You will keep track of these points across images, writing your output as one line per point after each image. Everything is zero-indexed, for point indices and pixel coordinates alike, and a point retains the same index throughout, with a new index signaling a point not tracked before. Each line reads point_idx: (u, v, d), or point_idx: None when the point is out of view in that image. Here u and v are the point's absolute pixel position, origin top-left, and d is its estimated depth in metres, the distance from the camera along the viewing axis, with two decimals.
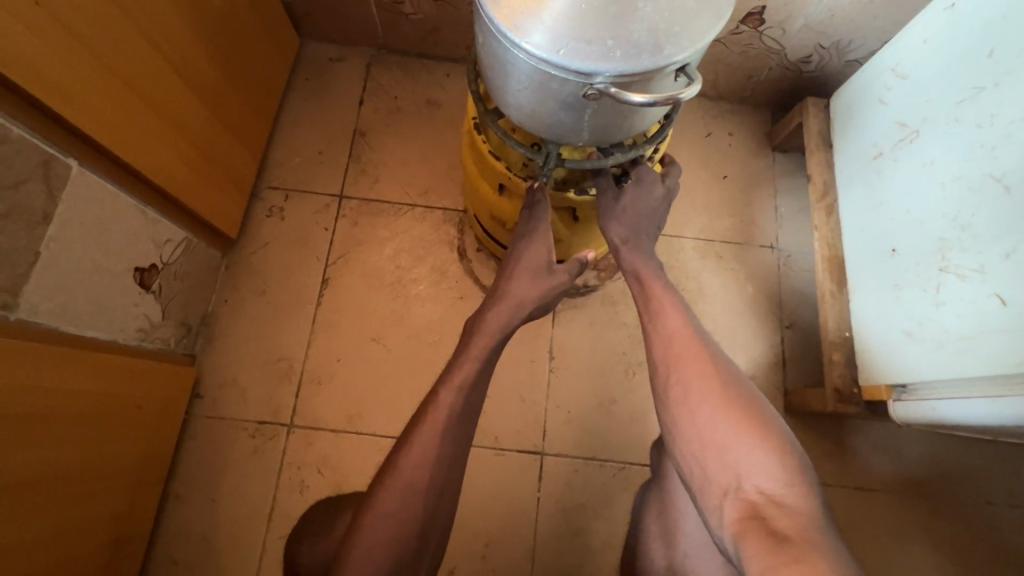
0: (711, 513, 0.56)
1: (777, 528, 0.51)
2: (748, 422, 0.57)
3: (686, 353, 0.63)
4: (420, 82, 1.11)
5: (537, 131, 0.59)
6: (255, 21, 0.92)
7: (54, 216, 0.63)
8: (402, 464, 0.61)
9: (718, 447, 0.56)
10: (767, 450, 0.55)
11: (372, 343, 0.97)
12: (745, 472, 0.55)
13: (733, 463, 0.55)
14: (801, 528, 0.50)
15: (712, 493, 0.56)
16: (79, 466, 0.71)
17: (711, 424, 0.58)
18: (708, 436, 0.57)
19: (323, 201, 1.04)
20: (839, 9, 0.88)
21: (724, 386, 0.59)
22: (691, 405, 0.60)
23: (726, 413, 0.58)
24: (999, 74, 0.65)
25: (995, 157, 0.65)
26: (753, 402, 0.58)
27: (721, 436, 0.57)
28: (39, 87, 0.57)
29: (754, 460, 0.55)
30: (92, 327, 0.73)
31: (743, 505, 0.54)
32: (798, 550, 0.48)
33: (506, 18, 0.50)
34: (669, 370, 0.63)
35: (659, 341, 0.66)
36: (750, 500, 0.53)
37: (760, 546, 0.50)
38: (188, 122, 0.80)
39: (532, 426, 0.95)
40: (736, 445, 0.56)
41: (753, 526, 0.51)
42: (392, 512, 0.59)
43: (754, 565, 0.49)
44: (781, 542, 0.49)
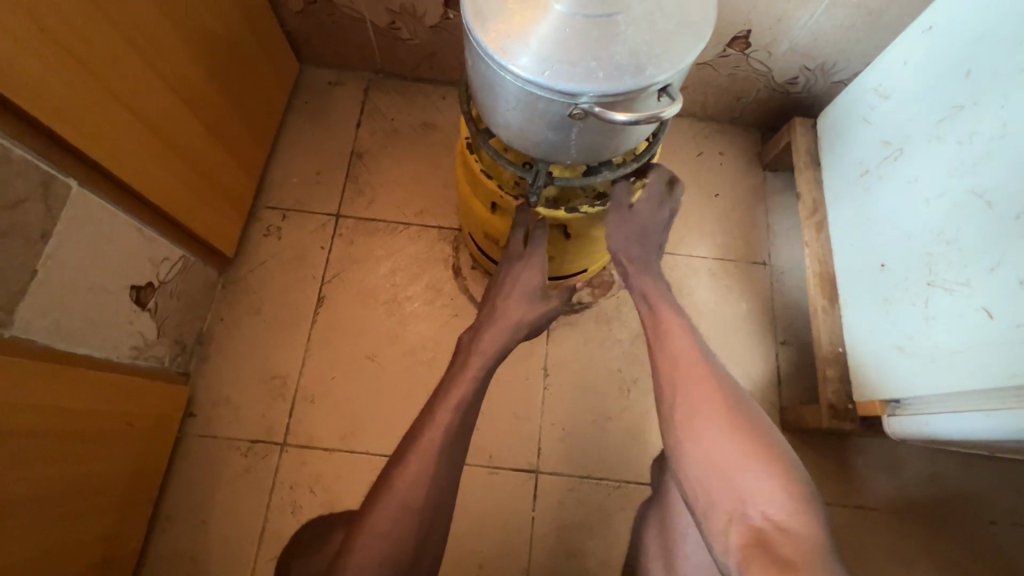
0: (715, 538, 0.55)
1: (781, 552, 0.51)
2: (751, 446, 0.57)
3: (691, 376, 0.63)
4: (416, 105, 1.13)
5: (526, 150, 0.61)
6: (254, 44, 0.95)
7: (51, 234, 0.64)
8: (397, 481, 0.60)
9: (720, 472, 0.56)
10: (769, 475, 0.55)
11: (367, 361, 0.97)
12: (749, 498, 0.54)
13: (737, 489, 0.55)
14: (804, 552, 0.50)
15: (719, 514, 0.56)
16: (69, 485, 0.70)
17: (715, 447, 0.57)
18: (712, 460, 0.57)
19: (319, 220, 1.05)
20: (821, 32, 0.91)
21: (727, 410, 0.59)
22: (695, 427, 0.59)
23: (731, 437, 0.57)
24: (976, 93, 0.67)
25: (978, 173, 0.66)
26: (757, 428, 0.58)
27: (724, 461, 0.57)
28: (41, 108, 0.59)
29: (759, 485, 0.54)
30: (86, 345, 0.73)
31: (744, 530, 0.53)
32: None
33: (493, 42, 0.51)
34: (675, 389, 0.63)
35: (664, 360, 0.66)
36: (751, 524, 0.53)
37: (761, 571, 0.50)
38: (186, 142, 0.81)
39: (527, 444, 0.94)
40: (738, 469, 0.56)
41: (753, 550, 0.52)
42: (384, 531, 0.58)
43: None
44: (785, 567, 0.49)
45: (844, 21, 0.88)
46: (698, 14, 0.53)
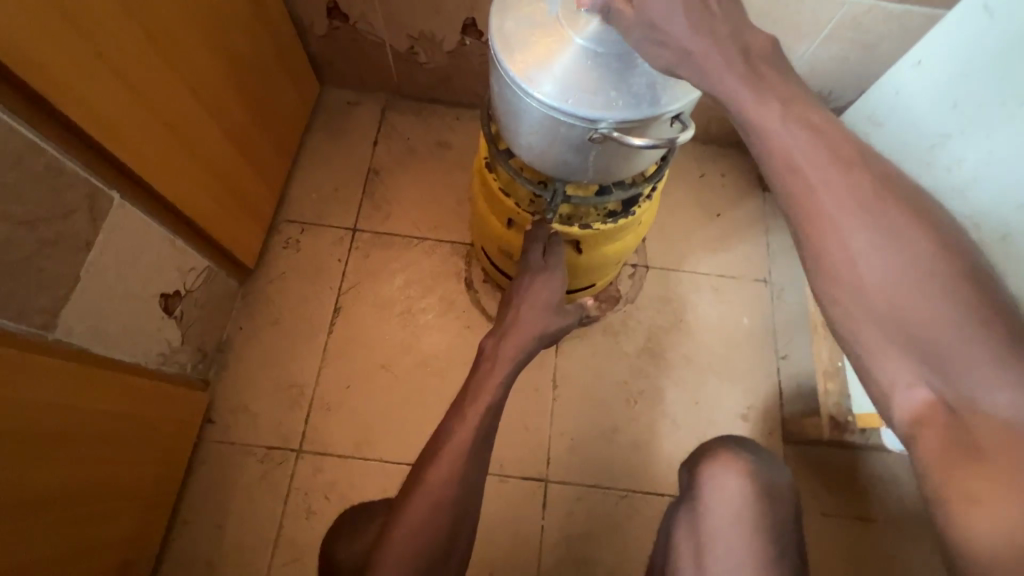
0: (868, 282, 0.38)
1: (995, 447, 0.34)
2: (956, 299, 0.35)
3: (841, 193, 0.38)
4: (431, 125, 1.18)
5: (545, 170, 0.65)
6: (280, 67, 1.01)
7: (95, 243, 0.68)
8: (429, 478, 0.63)
9: (902, 345, 0.36)
10: (996, 352, 0.34)
11: (382, 370, 1.00)
12: (954, 373, 0.35)
13: (934, 361, 0.36)
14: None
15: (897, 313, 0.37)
16: (95, 485, 0.72)
17: (898, 307, 0.36)
18: (890, 323, 0.36)
19: (336, 234, 1.09)
20: (818, 62, 0.97)
21: (912, 244, 0.37)
22: (855, 284, 0.37)
23: (924, 287, 0.36)
24: (963, 124, 0.72)
25: (967, 199, 0.72)
26: (958, 268, 0.36)
27: (914, 322, 0.36)
28: (94, 126, 0.63)
29: (971, 357, 0.35)
30: (118, 350, 0.76)
31: (931, 411, 0.36)
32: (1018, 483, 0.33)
33: (520, 70, 0.55)
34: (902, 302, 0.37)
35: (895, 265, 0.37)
36: (943, 403, 0.36)
37: (953, 476, 0.35)
38: (217, 157, 0.86)
39: (537, 453, 0.97)
40: (934, 331, 0.35)
41: (945, 448, 0.35)
42: (419, 524, 0.61)
43: (970, 515, 0.34)
44: (991, 470, 0.34)
45: (839, 53, 0.94)
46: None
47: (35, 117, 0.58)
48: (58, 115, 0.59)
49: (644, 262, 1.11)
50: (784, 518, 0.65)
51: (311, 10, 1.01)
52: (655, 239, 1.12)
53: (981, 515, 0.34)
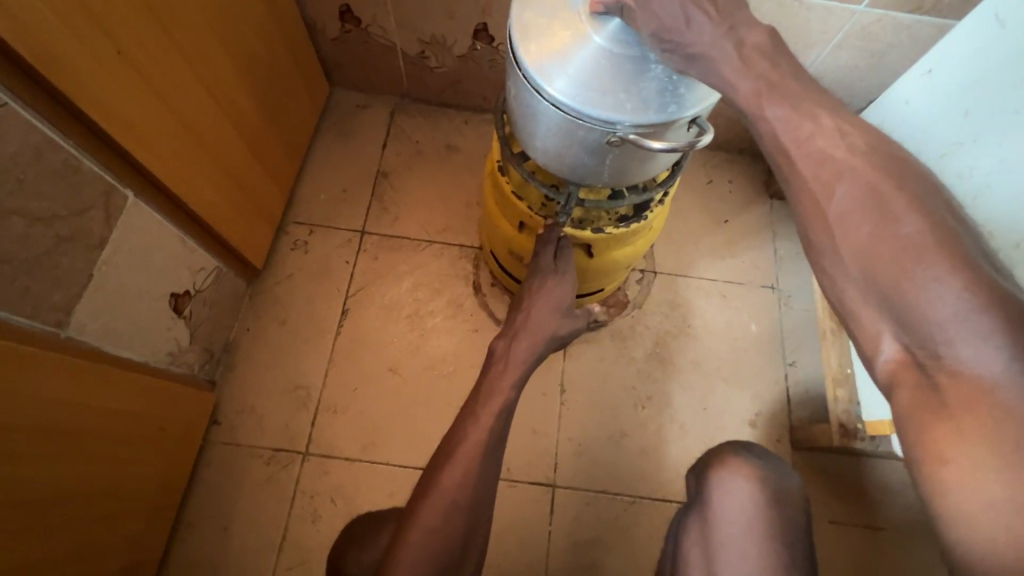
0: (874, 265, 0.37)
1: (964, 404, 0.33)
2: (926, 256, 0.35)
3: (822, 163, 0.39)
4: (440, 128, 1.19)
5: (560, 172, 0.65)
6: (293, 69, 1.01)
7: (108, 241, 0.68)
8: (444, 480, 0.63)
9: (875, 303, 0.37)
10: (966, 308, 0.33)
11: (389, 373, 1.00)
12: (924, 332, 0.35)
13: (902, 319, 0.35)
14: (1007, 418, 0.32)
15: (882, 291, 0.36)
16: (102, 485, 0.72)
17: (870, 268, 0.37)
18: (866, 284, 0.37)
19: (345, 236, 1.09)
20: (828, 70, 0.97)
21: (887, 204, 0.37)
22: (830, 247, 0.39)
23: (895, 246, 0.36)
24: (974, 132, 0.72)
25: (977, 206, 0.72)
26: (937, 226, 0.35)
27: (883, 280, 0.36)
28: (113, 124, 0.63)
29: (939, 313, 0.34)
30: (128, 349, 0.76)
31: (902, 367, 0.36)
32: (988, 441, 0.32)
33: (543, 70, 0.55)
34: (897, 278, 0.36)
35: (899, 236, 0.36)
36: (914, 360, 0.35)
37: (925, 432, 0.35)
38: (229, 157, 0.86)
39: (544, 458, 0.96)
40: (900, 288, 0.35)
41: (918, 405, 0.35)
42: (434, 527, 0.60)
43: (943, 471, 0.34)
44: (961, 426, 0.33)
45: (849, 61, 0.95)
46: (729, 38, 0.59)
47: (53, 113, 0.58)
48: (77, 114, 0.59)
49: (652, 267, 1.11)
50: (797, 524, 0.65)
51: (323, 13, 1.02)
52: (663, 245, 1.13)
53: (952, 471, 0.33)
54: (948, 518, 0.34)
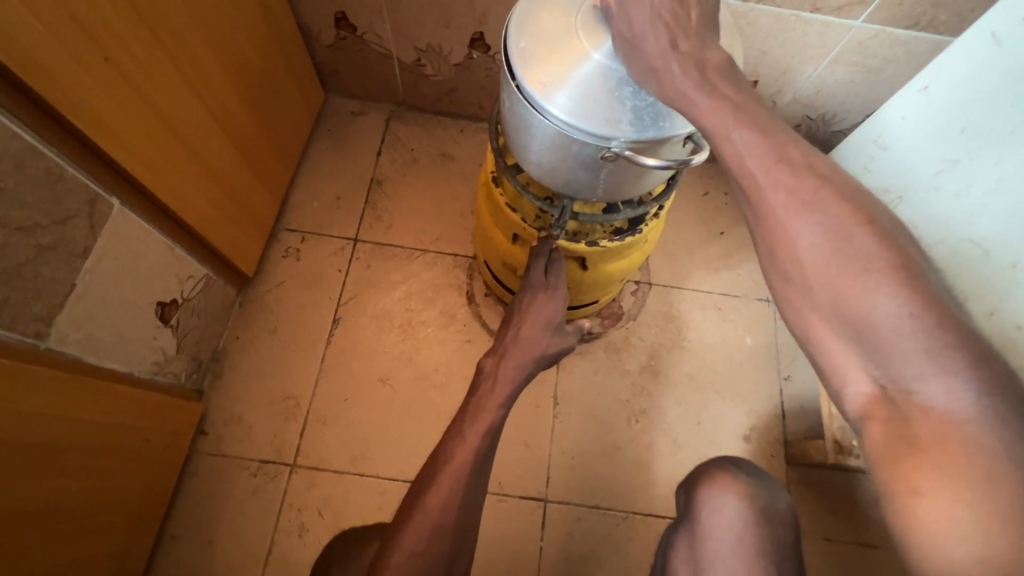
0: (838, 294, 0.36)
1: (933, 437, 0.33)
2: (901, 284, 0.34)
3: (791, 185, 0.38)
4: (435, 136, 1.18)
5: (554, 186, 0.64)
6: (286, 74, 1.00)
7: (92, 250, 0.66)
8: (429, 500, 0.62)
9: (843, 338, 0.36)
10: (936, 345, 0.33)
11: (380, 384, 0.98)
12: (894, 365, 0.34)
13: (871, 352, 0.35)
14: (978, 453, 0.31)
15: (840, 321, 0.36)
16: (83, 499, 0.70)
17: (838, 302, 0.36)
18: (835, 317, 0.36)
19: (337, 244, 1.08)
20: (824, 84, 0.97)
21: (853, 239, 0.36)
22: (799, 280, 0.38)
23: (866, 279, 0.35)
24: (972, 149, 0.71)
25: (974, 223, 0.71)
26: (904, 263, 0.35)
27: (852, 315, 0.35)
28: (99, 133, 0.62)
29: (908, 350, 0.33)
30: (112, 359, 0.75)
31: (873, 403, 0.35)
32: (961, 476, 0.31)
33: (537, 88, 0.55)
34: (858, 313, 0.35)
35: (855, 265, 0.35)
36: (886, 395, 0.35)
37: (897, 467, 0.33)
38: (220, 165, 0.85)
39: (537, 472, 0.95)
40: (871, 319, 0.34)
41: (889, 441, 0.34)
42: (418, 550, 0.59)
43: (917, 508, 0.32)
44: (936, 463, 0.32)
45: (844, 76, 0.95)
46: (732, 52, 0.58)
47: (34, 118, 0.56)
48: (61, 120, 0.58)
49: (647, 279, 1.10)
50: (789, 545, 0.63)
51: (319, 19, 1.01)
52: (658, 257, 1.12)
53: (927, 506, 0.32)
54: (924, 560, 0.32)
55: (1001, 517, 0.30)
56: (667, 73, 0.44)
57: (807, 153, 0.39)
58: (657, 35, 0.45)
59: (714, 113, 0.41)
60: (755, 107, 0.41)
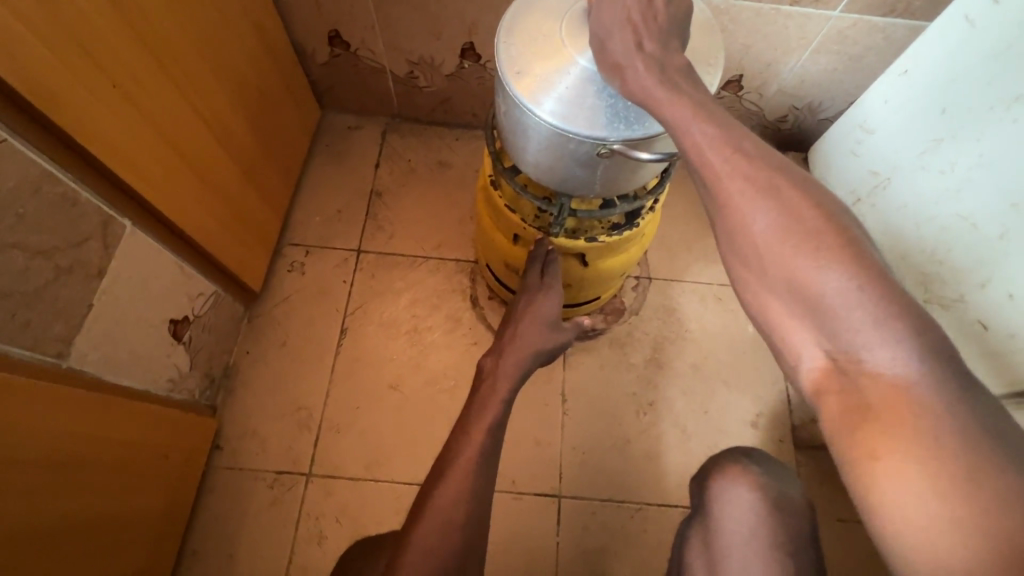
0: (789, 274, 0.39)
1: (885, 405, 0.35)
2: (848, 260, 0.37)
3: (741, 171, 0.41)
4: (431, 146, 1.20)
5: (552, 185, 0.67)
6: (283, 92, 1.03)
7: (107, 270, 0.68)
8: (440, 497, 0.63)
9: (798, 315, 0.39)
10: (882, 315, 0.35)
11: (390, 391, 1.00)
12: (844, 337, 0.36)
13: (824, 326, 0.37)
14: (926, 415, 0.33)
15: (793, 299, 0.39)
16: (105, 515, 0.71)
17: (792, 281, 0.39)
18: (789, 296, 0.39)
19: (341, 255, 1.10)
20: (808, 74, 1.00)
21: (803, 221, 0.39)
22: (756, 261, 0.41)
23: (818, 258, 0.37)
24: (954, 128, 0.74)
25: (961, 199, 0.72)
26: (848, 241, 0.38)
27: (805, 292, 0.38)
28: (109, 157, 0.64)
29: (855, 322, 0.36)
30: (128, 377, 0.76)
31: (826, 374, 0.37)
32: (915, 442, 0.33)
33: (526, 92, 0.57)
34: (811, 290, 0.38)
35: (804, 245, 0.38)
36: (838, 367, 0.37)
37: (854, 437, 0.35)
38: (224, 183, 0.87)
39: (549, 469, 0.96)
40: (823, 293, 0.37)
41: (844, 412, 0.36)
42: (432, 543, 0.60)
43: (876, 476, 0.34)
44: (889, 428, 0.34)
45: (827, 65, 0.97)
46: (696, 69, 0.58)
47: (50, 147, 0.59)
48: (73, 146, 0.60)
49: (646, 274, 1.12)
50: (802, 528, 0.65)
51: (313, 37, 1.04)
52: (656, 251, 1.14)
53: (884, 472, 0.34)
54: (887, 526, 0.33)
55: (952, 477, 0.32)
56: (626, 72, 0.50)
57: (758, 142, 0.43)
58: (620, 39, 0.51)
59: (676, 106, 0.46)
60: (706, 103, 0.46)
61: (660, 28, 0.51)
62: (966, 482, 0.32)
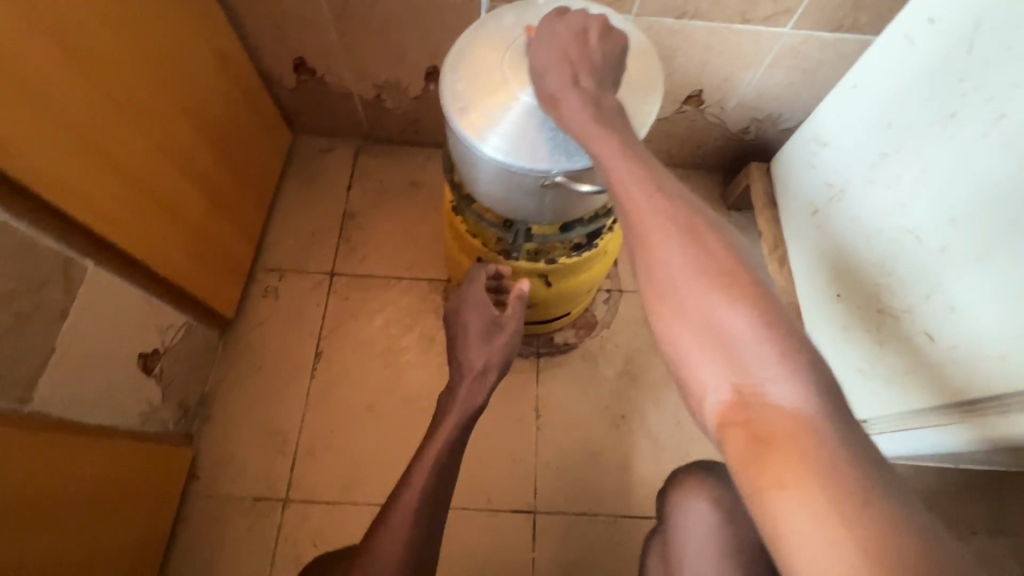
0: (699, 313, 0.43)
1: (784, 434, 0.38)
2: (749, 301, 0.42)
3: (666, 213, 0.46)
4: (402, 166, 1.22)
5: (507, 213, 0.68)
6: (251, 120, 1.04)
7: (69, 312, 0.69)
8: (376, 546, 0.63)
9: (708, 351, 0.42)
10: (777, 351, 0.41)
11: (366, 412, 1.01)
12: (747, 371, 0.41)
13: (731, 361, 0.41)
14: (816, 442, 0.38)
15: (702, 338, 0.43)
16: (77, 553, 0.72)
17: (705, 318, 0.43)
18: (700, 333, 0.43)
19: (315, 279, 1.11)
20: (765, 88, 1.02)
21: (712, 266, 0.44)
22: (673, 299, 0.44)
23: (725, 299, 0.43)
24: (897, 143, 0.76)
25: (906, 212, 0.74)
26: (749, 285, 0.43)
27: (715, 329, 0.42)
28: (69, 201, 0.65)
29: (760, 356, 0.41)
30: (97, 414, 0.77)
31: (730, 408, 0.41)
32: (808, 468, 0.37)
33: (472, 129, 0.59)
34: (718, 328, 0.42)
35: (712, 287, 0.43)
36: (742, 401, 0.40)
37: (759, 466, 0.38)
38: (191, 215, 0.88)
39: (524, 485, 0.98)
40: (729, 330, 0.42)
41: (749, 443, 0.39)
42: None
43: (779, 502, 0.37)
44: (788, 456, 0.37)
45: (783, 79, 0.99)
46: (631, 102, 0.59)
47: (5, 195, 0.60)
48: (28, 193, 0.61)
49: (618, 286, 1.13)
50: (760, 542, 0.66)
51: (279, 65, 1.05)
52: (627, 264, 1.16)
53: (785, 497, 0.36)
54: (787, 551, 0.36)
55: (839, 500, 0.35)
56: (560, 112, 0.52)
57: (678, 187, 0.48)
58: (555, 79, 0.53)
59: (606, 145, 0.50)
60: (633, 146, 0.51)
61: (593, 66, 0.53)
62: (850, 503, 0.35)
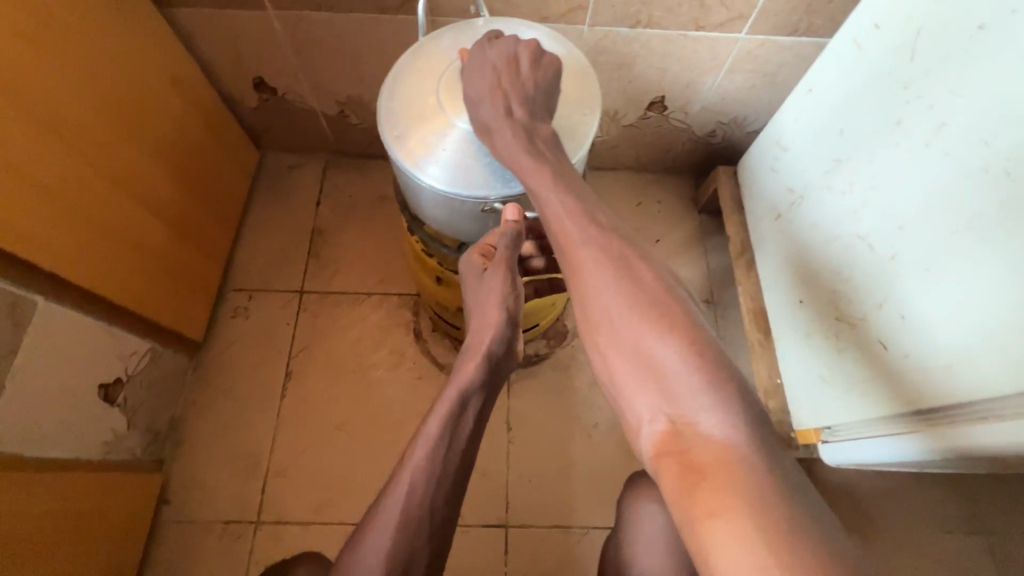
0: (631, 343, 0.43)
1: (715, 464, 0.38)
2: (677, 331, 0.42)
3: (596, 245, 0.47)
4: (370, 180, 1.21)
5: (453, 233, 0.68)
6: (213, 142, 1.03)
7: (20, 349, 0.69)
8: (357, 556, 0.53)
9: (641, 381, 0.42)
10: (706, 381, 0.40)
11: (336, 431, 1.01)
12: (677, 402, 0.41)
13: (662, 391, 0.41)
14: (747, 472, 0.37)
15: (637, 368, 0.43)
16: None
17: (637, 348, 0.43)
18: (633, 363, 0.43)
19: (284, 298, 1.11)
20: (727, 92, 1.01)
21: (643, 295, 0.44)
22: (607, 329, 0.45)
23: (655, 329, 0.43)
24: (851, 150, 0.75)
25: (860, 219, 0.74)
26: (679, 314, 0.43)
27: (646, 359, 0.42)
28: (9, 239, 0.65)
29: (690, 386, 0.40)
30: (57, 447, 0.77)
31: (665, 438, 0.41)
32: (739, 497, 0.36)
33: (409, 157, 0.58)
34: (649, 358, 0.42)
35: (642, 317, 0.43)
36: (676, 431, 0.40)
37: (692, 496, 0.37)
38: (149, 242, 0.88)
39: (495, 499, 0.98)
40: (658, 360, 0.42)
41: (682, 474, 0.39)
42: None
43: (711, 534, 0.35)
44: (719, 486, 0.37)
45: (745, 82, 0.99)
46: (566, 122, 0.59)
47: None
48: None
49: None
50: None
51: (238, 85, 1.05)
52: None
53: (716, 527, 0.35)
54: None
55: (770, 530, 0.34)
56: None
57: (611, 218, 0.50)
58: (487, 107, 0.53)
59: (538, 173, 0.51)
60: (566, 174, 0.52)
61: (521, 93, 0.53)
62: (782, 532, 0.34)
